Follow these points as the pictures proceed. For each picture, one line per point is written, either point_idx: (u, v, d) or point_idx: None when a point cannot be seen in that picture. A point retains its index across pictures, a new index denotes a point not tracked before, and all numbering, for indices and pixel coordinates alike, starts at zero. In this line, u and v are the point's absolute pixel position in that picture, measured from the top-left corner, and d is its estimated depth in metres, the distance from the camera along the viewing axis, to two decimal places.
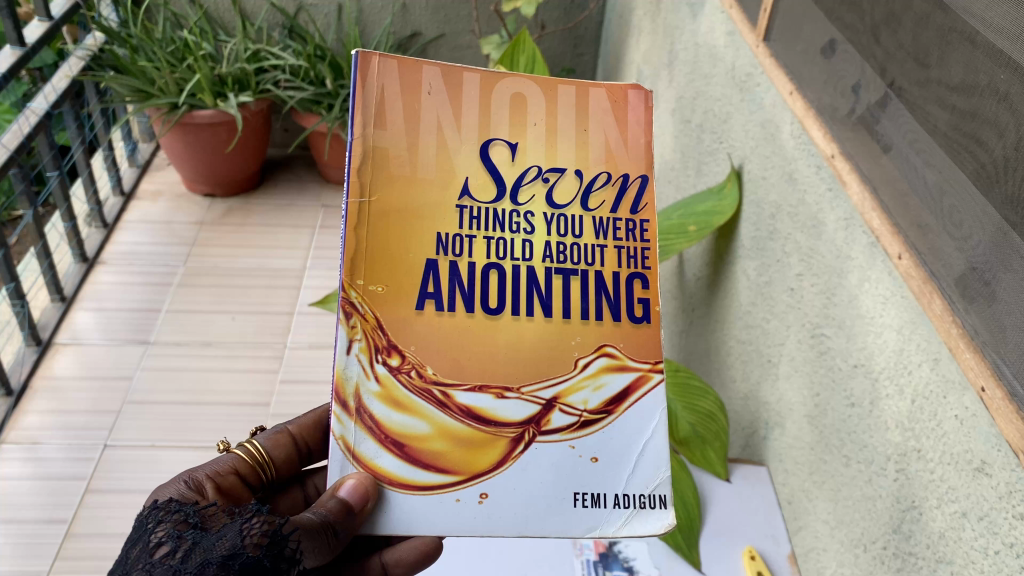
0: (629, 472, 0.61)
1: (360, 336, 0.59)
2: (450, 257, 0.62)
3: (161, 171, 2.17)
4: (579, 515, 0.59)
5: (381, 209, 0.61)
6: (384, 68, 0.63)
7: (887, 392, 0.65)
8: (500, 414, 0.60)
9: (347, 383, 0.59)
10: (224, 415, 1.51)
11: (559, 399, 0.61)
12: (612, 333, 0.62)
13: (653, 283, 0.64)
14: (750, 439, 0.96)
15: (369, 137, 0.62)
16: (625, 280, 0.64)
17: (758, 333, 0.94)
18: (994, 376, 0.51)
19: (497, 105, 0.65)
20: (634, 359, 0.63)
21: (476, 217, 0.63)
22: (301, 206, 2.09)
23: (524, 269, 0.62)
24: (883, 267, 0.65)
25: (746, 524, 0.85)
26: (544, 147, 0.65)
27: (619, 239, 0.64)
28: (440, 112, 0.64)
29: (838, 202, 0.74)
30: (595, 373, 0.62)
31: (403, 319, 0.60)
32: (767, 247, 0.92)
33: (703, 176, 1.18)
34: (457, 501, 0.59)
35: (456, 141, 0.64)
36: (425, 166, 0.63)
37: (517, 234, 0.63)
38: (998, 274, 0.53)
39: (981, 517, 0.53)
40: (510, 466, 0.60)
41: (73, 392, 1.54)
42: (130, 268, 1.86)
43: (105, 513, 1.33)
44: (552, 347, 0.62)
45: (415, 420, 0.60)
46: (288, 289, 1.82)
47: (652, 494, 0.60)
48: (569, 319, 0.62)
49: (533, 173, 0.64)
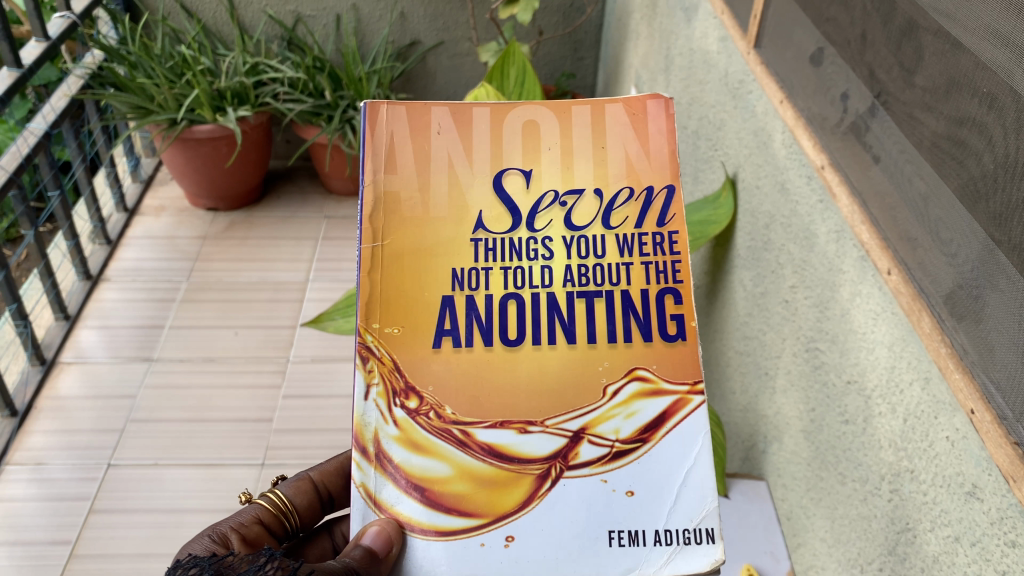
0: (670, 505, 0.56)
1: (377, 380, 0.58)
2: (467, 291, 0.60)
3: (164, 186, 2.18)
4: (615, 556, 0.55)
5: (394, 250, 0.60)
6: (394, 114, 0.63)
7: (880, 410, 0.63)
8: (524, 451, 0.57)
9: (366, 429, 0.58)
10: (227, 431, 1.51)
11: (588, 430, 0.58)
12: (643, 355, 0.59)
13: (686, 298, 0.59)
14: (750, 453, 0.94)
15: (379, 180, 0.61)
16: (656, 298, 0.60)
17: (755, 344, 0.92)
18: (984, 400, 0.50)
19: (509, 134, 0.63)
20: (669, 381, 0.58)
21: (491, 248, 0.61)
22: (304, 218, 2.09)
23: (544, 297, 0.60)
24: (873, 281, 0.64)
25: (743, 540, 0.84)
26: (561, 169, 0.62)
27: (646, 255, 0.61)
28: (451, 148, 0.62)
29: (829, 214, 0.72)
30: (626, 399, 0.58)
31: (420, 360, 0.59)
32: (762, 257, 0.90)
33: (699, 183, 1.16)
34: (483, 545, 0.56)
35: (468, 175, 0.62)
36: (436, 202, 0.61)
37: (534, 261, 0.61)
38: (986, 292, 0.52)
39: (973, 543, 0.51)
40: (536, 505, 0.56)
41: (77, 410, 1.54)
42: (134, 284, 1.86)
43: (110, 533, 1.33)
44: (577, 375, 0.59)
45: (436, 462, 0.57)
46: (291, 302, 1.82)
47: (697, 528, 0.56)
48: (595, 345, 0.59)
49: (550, 197, 0.62)
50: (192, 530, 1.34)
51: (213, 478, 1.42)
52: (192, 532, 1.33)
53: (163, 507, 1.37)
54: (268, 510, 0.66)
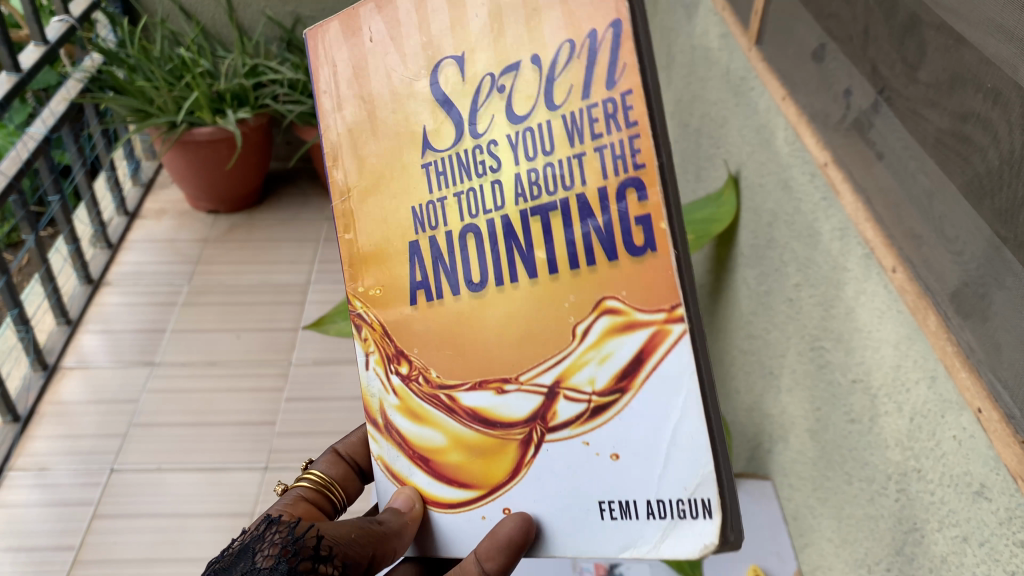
0: (659, 470, 0.46)
1: (374, 348, 0.56)
2: (428, 232, 0.52)
3: (164, 189, 2.18)
4: (607, 529, 0.48)
5: (359, 200, 0.54)
6: (328, 35, 0.54)
7: (886, 409, 0.63)
8: (504, 413, 0.51)
9: (373, 398, 0.57)
10: (230, 435, 1.51)
11: (562, 384, 0.49)
12: (610, 279, 0.46)
13: (654, 190, 0.44)
14: (756, 452, 0.94)
15: (332, 126, 0.55)
16: (616, 197, 0.45)
17: (760, 343, 0.92)
18: (992, 398, 0.49)
19: (434, 10, 0.49)
20: (643, 311, 0.45)
21: (440, 173, 0.51)
22: (305, 220, 2.09)
23: (499, 221, 0.49)
24: (878, 279, 0.63)
25: (749, 542, 0.84)
26: (491, 41, 0.47)
27: (598, 136, 0.45)
28: (382, 56, 0.52)
29: (832, 211, 0.72)
30: (598, 340, 0.47)
31: (404, 320, 0.54)
32: (766, 255, 0.89)
33: (702, 181, 1.16)
34: (483, 518, 0.52)
35: (406, 87, 0.51)
36: (382, 132, 0.53)
37: (482, 178, 0.50)
38: (994, 290, 0.51)
39: (981, 543, 0.51)
40: (524, 475, 0.50)
41: (80, 415, 1.54)
42: (136, 288, 1.86)
43: (113, 538, 1.33)
44: (544, 315, 0.49)
45: (432, 432, 0.54)
46: (292, 305, 1.82)
47: (692, 499, 0.45)
48: (557, 276, 0.48)
49: (487, 85, 0.48)
50: (195, 536, 1.33)
51: (216, 482, 1.42)
52: (195, 537, 1.33)
53: (166, 512, 1.37)
54: (313, 490, 0.63)
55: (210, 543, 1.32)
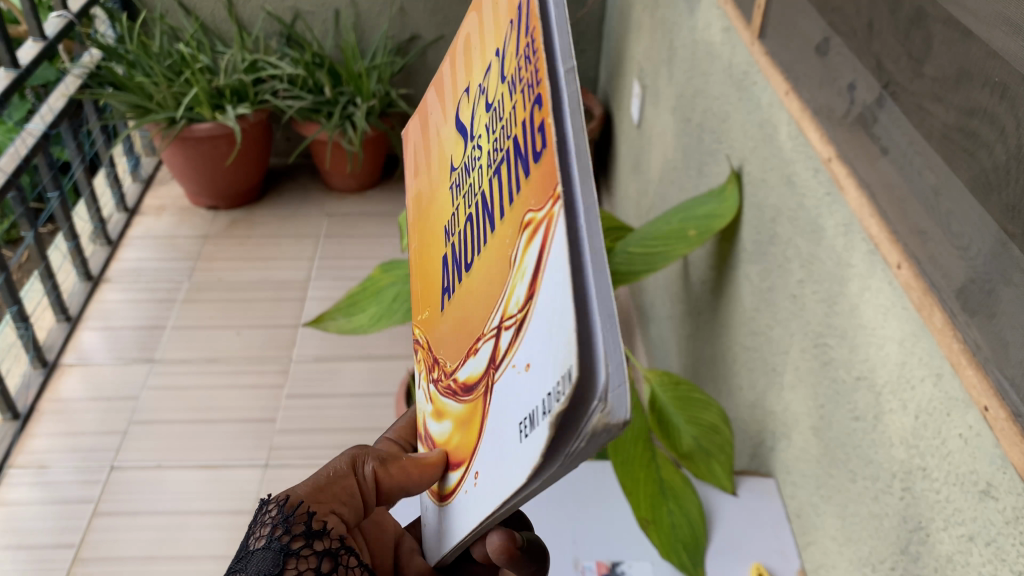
0: (544, 352, 0.29)
1: (423, 365, 0.51)
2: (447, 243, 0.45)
3: (164, 185, 2.17)
4: (527, 456, 0.31)
5: (421, 239, 0.52)
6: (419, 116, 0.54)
7: (891, 407, 0.62)
8: (472, 374, 0.39)
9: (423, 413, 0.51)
10: (230, 432, 1.50)
11: (503, 322, 0.35)
12: (524, 198, 0.32)
13: (544, 95, 0.30)
14: (758, 450, 0.93)
15: (415, 186, 0.54)
16: (528, 116, 0.32)
17: (762, 340, 0.91)
18: (998, 396, 0.48)
19: (458, 53, 0.46)
20: (536, 212, 0.31)
21: (457, 185, 0.44)
22: (305, 216, 2.08)
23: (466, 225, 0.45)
24: (883, 276, 0.63)
25: (752, 540, 0.82)
26: (479, 48, 0.41)
27: (526, 56, 0.33)
28: (433, 110, 0.50)
29: (836, 207, 0.71)
30: (522, 259, 0.33)
31: (433, 325, 0.48)
32: (769, 252, 0.89)
33: (704, 176, 1.15)
34: (468, 494, 0.40)
35: (443, 127, 0.48)
36: (434, 171, 0.49)
37: (473, 169, 0.41)
38: (1001, 287, 0.51)
39: (988, 543, 0.50)
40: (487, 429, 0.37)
41: (80, 413, 1.54)
42: (136, 285, 1.85)
43: (114, 536, 1.32)
44: (497, 266, 0.36)
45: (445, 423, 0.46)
46: (293, 301, 1.81)
47: (560, 375, 0.28)
48: (503, 223, 0.36)
49: (475, 89, 0.41)
50: (196, 534, 1.33)
51: (216, 480, 1.42)
52: (196, 535, 1.33)
53: (167, 510, 1.36)
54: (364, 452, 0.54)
55: (211, 542, 1.32)
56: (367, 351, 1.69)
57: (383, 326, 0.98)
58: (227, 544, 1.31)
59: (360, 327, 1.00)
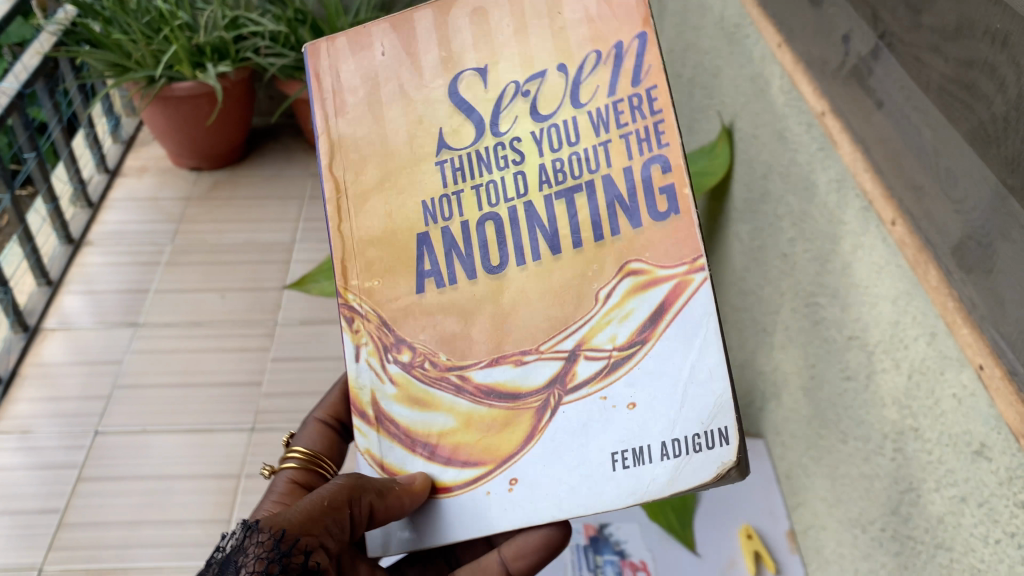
0: (675, 409, 0.50)
1: (365, 340, 0.58)
2: (439, 224, 0.57)
3: (146, 146, 2.13)
4: (618, 478, 0.51)
5: (359, 198, 0.58)
6: (335, 51, 0.59)
7: (883, 367, 0.61)
8: (523, 385, 0.54)
9: (362, 392, 0.58)
10: (215, 396, 1.49)
11: (582, 345, 0.53)
12: (632, 245, 0.52)
13: (673, 167, 0.52)
14: (748, 410, 0.92)
15: (331, 128, 0.58)
16: (640, 170, 0.53)
17: (753, 300, 0.90)
18: (994, 353, 0.47)
19: (456, 29, 0.56)
20: (664, 268, 0.52)
21: (458, 170, 0.56)
22: (290, 176, 2.05)
23: (598, 180, 0.53)
24: (877, 233, 0.61)
25: (741, 501, 0.83)
26: (518, 54, 0.55)
27: (622, 126, 0.53)
28: (399, 74, 0.57)
29: (829, 162, 0.69)
30: (621, 299, 0.52)
31: (403, 307, 0.57)
32: (760, 210, 0.87)
33: (695, 133, 1.12)
34: (488, 494, 0.54)
35: (419, 89, 0.57)
36: (393, 127, 0.57)
37: (502, 170, 0.55)
38: (998, 242, 0.50)
39: (980, 503, 0.49)
40: (537, 441, 0.53)
41: (64, 377, 1.52)
42: (119, 247, 1.83)
43: (98, 501, 1.31)
44: (573, 280, 0.53)
45: (437, 414, 0.56)
46: (277, 264, 1.79)
47: (708, 431, 0.49)
48: (581, 248, 0.53)
49: (511, 90, 0.55)
50: (182, 498, 1.32)
51: (203, 444, 1.40)
52: (182, 500, 1.32)
53: (152, 475, 1.35)
54: (300, 469, 0.65)
55: (197, 506, 1.31)
56: None
57: None
58: (214, 508, 1.31)
59: None
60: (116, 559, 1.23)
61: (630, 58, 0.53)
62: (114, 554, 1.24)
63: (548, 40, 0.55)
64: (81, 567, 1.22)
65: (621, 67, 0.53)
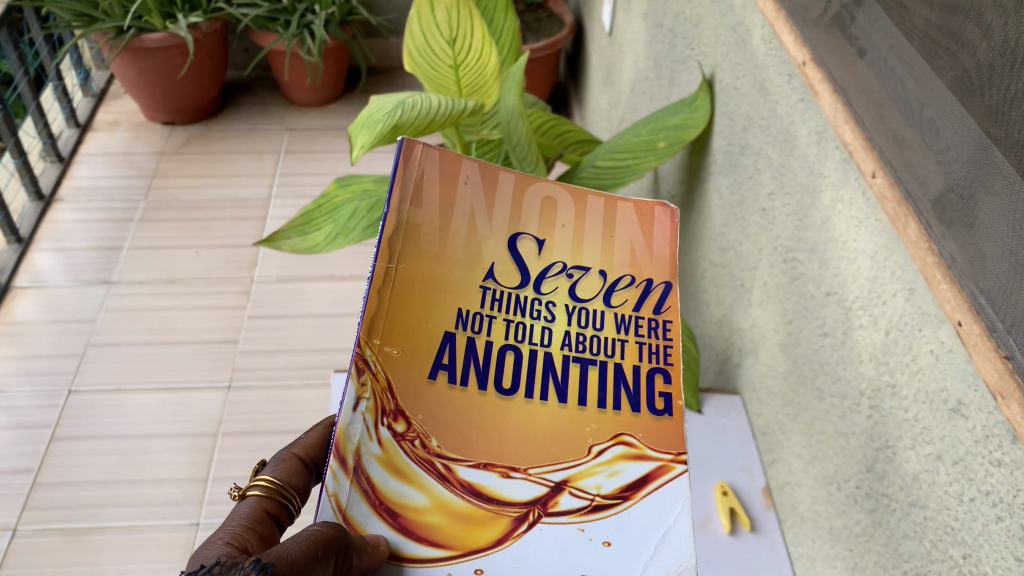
0: (644, 560, 0.45)
1: (369, 394, 0.46)
2: (468, 332, 0.49)
3: (117, 100, 2.08)
4: None
5: (404, 270, 0.50)
6: (429, 155, 0.53)
7: (861, 323, 0.60)
8: (504, 492, 0.46)
9: (348, 439, 0.44)
10: (191, 354, 1.47)
11: (569, 481, 0.47)
12: (630, 422, 0.49)
13: (677, 378, 0.50)
14: (725, 366, 0.92)
15: (403, 209, 0.51)
16: (646, 373, 0.50)
17: (731, 255, 0.88)
18: (973, 310, 0.46)
19: (530, 205, 0.55)
20: (654, 449, 0.48)
21: (495, 296, 0.51)
22: (265, 130, 2.01)
23: (609, 364, 0.50)
24: (857, 186, 0.60)
25: (716, 457, 0.82)
26: (572, 244, 0.55)
27: (642, 335, 0.52)
28: (474, 202, 0.54)
29: (809, 114, 0.67)
30: (610, 458, 0.48)
31: (412, 385, 0.47)
32: (739, 163, 0.85)
33: (675, 85, 1.10)
34: None
35: (487, 227, 0.53)
36: (453, 243, 0.52)
37: (534, 316, 0.51)
38: (981, 196, 0.47)
39: (956, 462, 0.48)
40: (510, 545, 0.44)
41: (36, 336, 1.49)
42: (91, 204, 1.79)
43: (73, 461, 1.30)
44: (566, 431, 0.48)
45: (414, 490, 0.45)
46: (253, 220, 1.76)
47: None
48: (585, 407, 0.49)
49: (558, 267, 0.54)
50: (158, 457, 1.31)
51: (179, 403, 1.39)
52: (158, 458, 1.30)
53: (127, 434, 1.34)
54: (265, 498, 0.53)
55: (174, 465, 1.30)
56: (332, 271, 1.65)
57: (338, 246, 0.91)
58: (191, 467, 1.30)
59: (314, 249, 0.93)
60: (92, 519, 1.22)
61: (663, 290, 0.54)
62: (90, 514, 1.23)
63: (599, 249, 0.55)
64: (57, 527, 1.21)
65: (648, 298, 0.54)
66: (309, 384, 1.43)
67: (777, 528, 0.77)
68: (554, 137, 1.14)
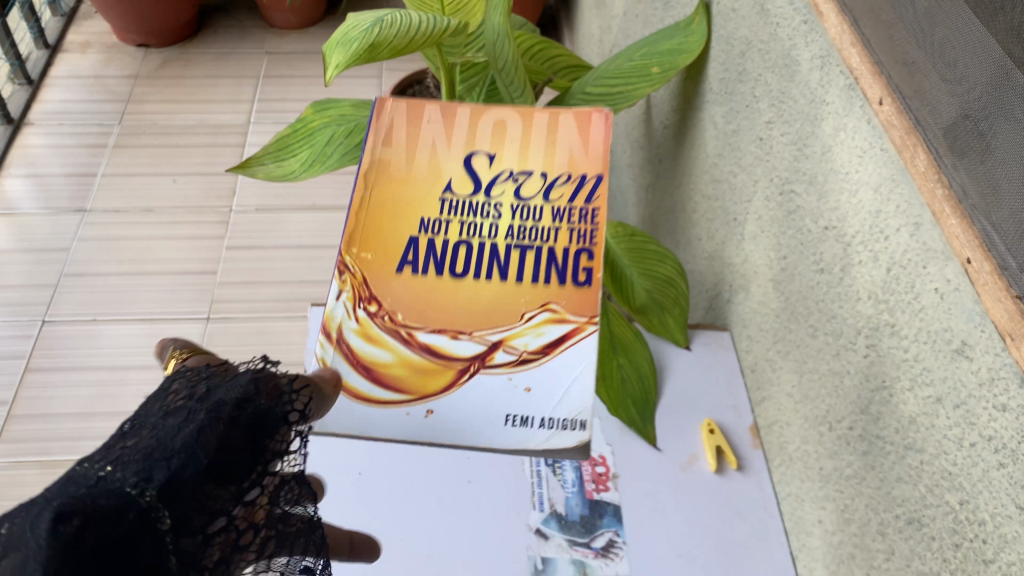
0: (557, 400, 0.56)
1: (347, 288, 0.59)
2: (428, 234, 0.62)
3: (89, 20, 2.00)
4: (506, 433, 0.55)
5: (372, 194, 0.63)
6: (396, 107, 0.67)
7: (860, 259, 0.57)
8: (453, 351, 0.57)
9: (331, 319, 0.58)
10: (168, 285, 1.44)
11: (504, 342, 0.58)
12: (556, 292, 0.59)
13: (597, 254, 0.61)
14: (714, 302, 0.89)
15: (376, 149, 0.65)
16: (572, 253, 0.61)
17: (724, 188, 0.85)
18: (984, 247, 0.43)
19: (482, 125, 0.68)
20: (574, 313, 0.59)
21: (453, 203, 0.63)
22: (243, 55, 1.94)
23: (544, 249, 0.61)
24: (862, 114, 0.56)
25: (703, 395, 0.80)
26: (518, 155, 0.66)
27: (571, 222, 0.62)
28: (434, 130, 0.67)
29: (813, 37, 0.63)
30: (537, 323, 0.58)
31: (381, 277, 0.59)
32: (735, 90, 0.81)
33: (670, 9, 1.05)
34: (406, 414, 0.55)
35: (445, 151, 0.66)
36: (414, 161, 0.65)
37: (482, 214, 0.63)
38: (997, 122, 0.44)
39: (956, 405, 0.46)
40: (455, 391, 0.56)
41: (8, 265, 1.45)
42: (63, 128, 1.72)
43: (48, 393, 1.27)
44: (505, 301, 0.59)
45: (381, 352, 0.57)
46: (232, 147, 1.70)
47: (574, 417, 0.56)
48: (520, 284, 0.60)
49: (506, 175, 0.65)
50: (136, 389, 1.28)
51: (156, 334, 1.36)
52: (136, 391, 1.28)
53: (104, 365, 1.31)
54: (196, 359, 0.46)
55: None
56: (313, 201, 1.61)
57: (316, 173, 0.87)
58: None
59: (291, 176, 0.89)
60: (69, 452, 1.20)
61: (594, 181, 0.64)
62: (67, 447, 1.21)
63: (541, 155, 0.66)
64: (33, 460, 1.19)
65: (581, 188, 0.64)
66: (290, 316, 1.41)
67: (765, 468, 0.75)
68: (543, 61, 1.09)
